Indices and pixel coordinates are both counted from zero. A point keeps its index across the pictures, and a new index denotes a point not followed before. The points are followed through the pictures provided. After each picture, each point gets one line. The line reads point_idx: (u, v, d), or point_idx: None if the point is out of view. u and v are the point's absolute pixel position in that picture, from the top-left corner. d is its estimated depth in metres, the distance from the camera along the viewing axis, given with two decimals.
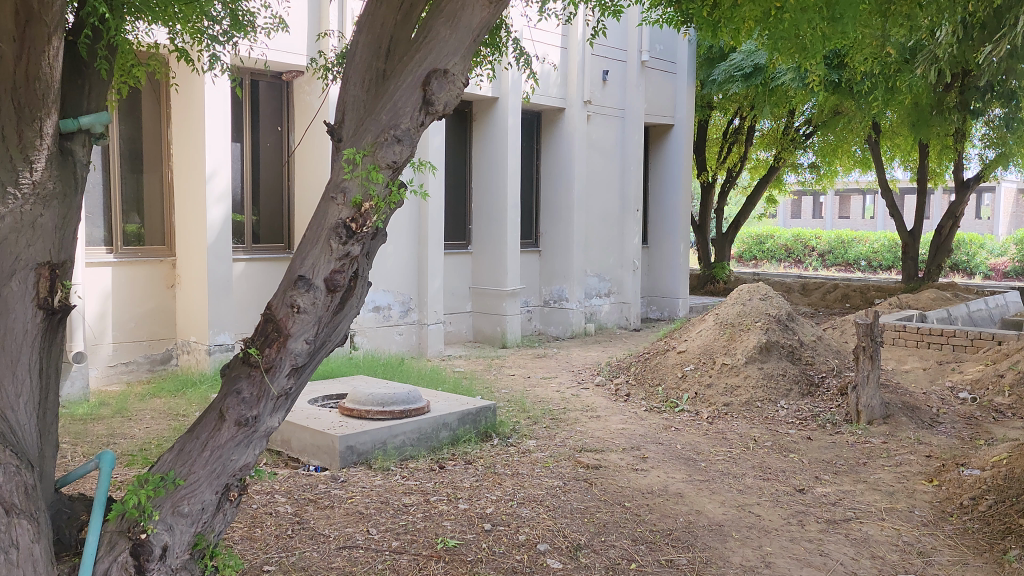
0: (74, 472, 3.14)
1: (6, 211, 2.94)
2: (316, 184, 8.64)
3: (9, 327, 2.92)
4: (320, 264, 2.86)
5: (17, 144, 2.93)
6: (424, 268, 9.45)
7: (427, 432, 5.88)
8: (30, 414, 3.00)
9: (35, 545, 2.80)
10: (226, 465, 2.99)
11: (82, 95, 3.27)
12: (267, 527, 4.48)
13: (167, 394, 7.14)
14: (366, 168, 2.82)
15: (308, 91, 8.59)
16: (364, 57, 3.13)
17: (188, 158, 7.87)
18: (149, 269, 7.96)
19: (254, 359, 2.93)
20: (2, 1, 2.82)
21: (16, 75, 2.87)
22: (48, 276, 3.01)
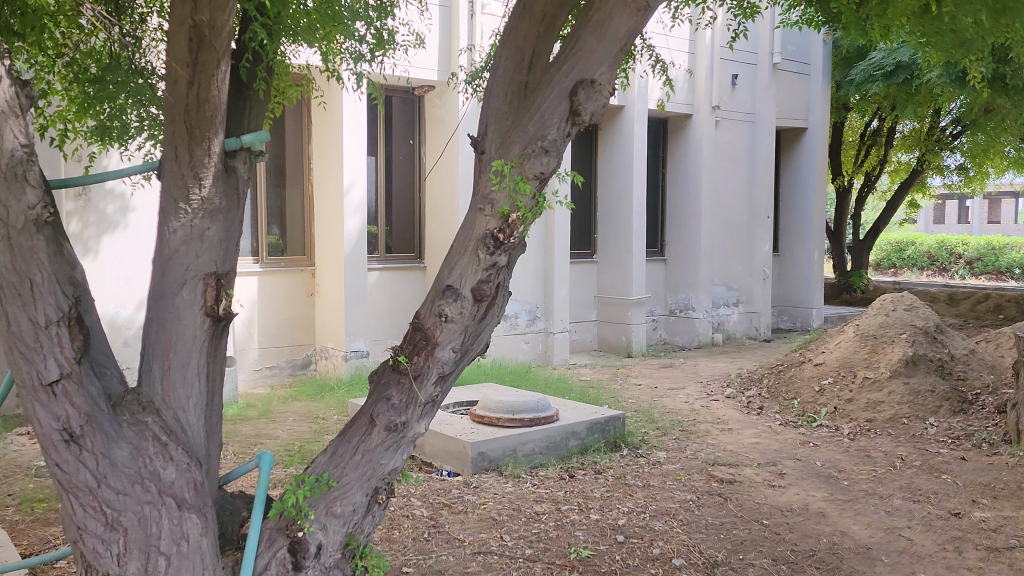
0: (236, 470, 3.30)
1: (178, 225, 3.17)
2: (445, 196, 8.83)
3: (180, 333, 3.13)
4: (468, 273, 2.92)
5: (189, 163, 3.13)
6: (549, 277, 9.49)
7: (556, 440, 5.88)
8: (198, 414, 3.19)
9: (204, 538, 3.02)
10: (376, 469, 3.09)
11: (243, 113, 3.48)
12: (405, 529, 4.60)
13: (307, 398, 7.49)
14: (513, 179, 2.85)
15: (439, 104, 8.81)
16: (506, 70, 3.16)
17: (327, 172, 8.21)
18: (290, 279, 8.37)
19: (403, 367, 3.02)
20: (178, 28, 3.00)
21: (189, 99, 3.06)
22: (215, 285, 3.19)
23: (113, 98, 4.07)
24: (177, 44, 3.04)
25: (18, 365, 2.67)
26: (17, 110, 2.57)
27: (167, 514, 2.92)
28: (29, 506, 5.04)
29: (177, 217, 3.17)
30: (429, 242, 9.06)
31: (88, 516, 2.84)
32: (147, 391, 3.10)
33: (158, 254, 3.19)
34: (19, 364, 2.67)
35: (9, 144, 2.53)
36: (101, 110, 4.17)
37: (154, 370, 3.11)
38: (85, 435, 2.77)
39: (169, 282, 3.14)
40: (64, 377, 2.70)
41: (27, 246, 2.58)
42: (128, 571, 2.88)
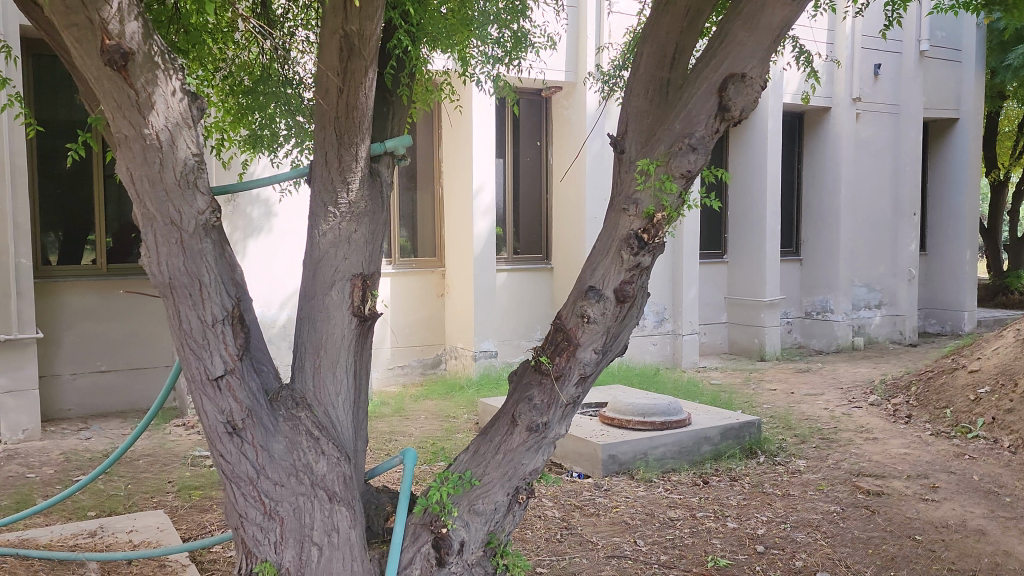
0: (381, 466, 3.38)
1: (328, 227, 3.28)
2: (572, 197, 8.82)
3: (330, 332, 3.25)
4: (611, 275, 2.91)
5: (338, 168, 3.24)
6: (678, 278, 9.32)
7: (688, 445, 5.75)
8: (347, 411, 3.30)
9: (352, 531, 3.12)
10: (517, 469, 3.11)
11: (386, 119, 3.59)
12: (537, 529, 4.61)
13: (437, 396, 7.66)
14: (659, 178, 2.81)
15: (567, 105, 8.79)
16: (648, 68, 3.10)
17: (457, 174, 8.36)
18: (422, 280, 8.58)
19: (545, 367, 3.03)
20: (329, 37, 3.12)
21: (339, 106, 3.16)
22: (361, 285, 3.29)
23: (264, 108, 4.34)
24: (329, 54, 3.15)
25: (188, 360, 2.85)
26: (191, 122, 2.67)
27: (319, 505, 3.05)
28: (186, 493, 5.37)
29: (326, 220, 3.29)
30: (557, 243, 9.08)
31: (248, 505, 2.99)
32: (300, 387, 3.24)
33: (309, 256, 3.32)
34: (189, 359, 2.85)
35: (182, 153, 2.64)
36: (253, 120, 4.40)
37: (306, 367, 3.25)
38: (246, 428, 2.93)
39: (320, 283, 3.27)
40: (229, 372, 2.86)
41: (198, 249, 2.74)
42: (284, 558, 3.02)
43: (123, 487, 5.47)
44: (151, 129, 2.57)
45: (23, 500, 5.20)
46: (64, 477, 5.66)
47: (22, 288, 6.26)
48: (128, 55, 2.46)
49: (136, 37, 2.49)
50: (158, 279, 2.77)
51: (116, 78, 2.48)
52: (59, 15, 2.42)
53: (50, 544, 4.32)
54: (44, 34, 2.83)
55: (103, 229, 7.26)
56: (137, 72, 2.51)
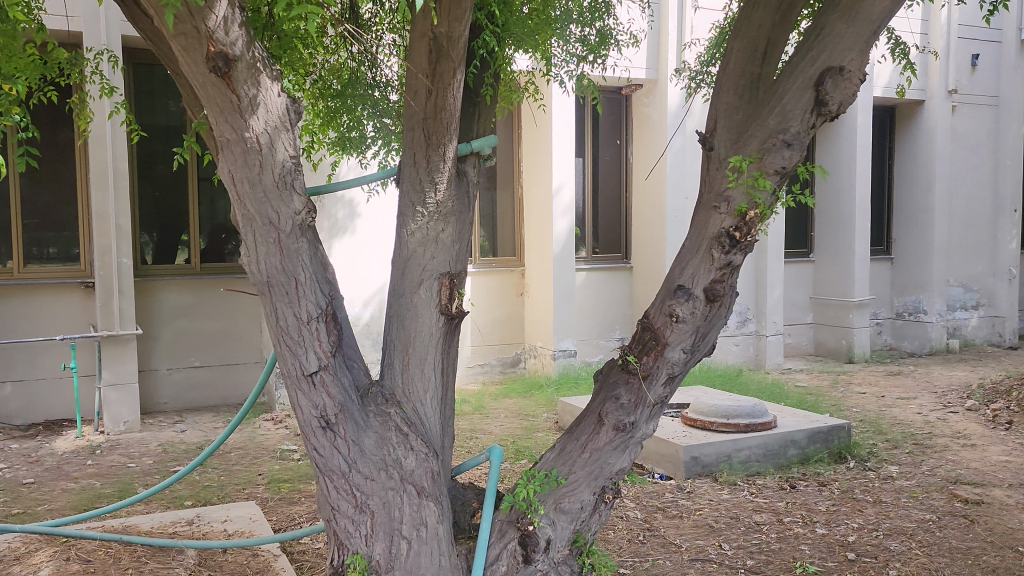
0: (467, 462, 3.41)
1: (416, 228, 3.33)
2: (652, 196, 8.73)
3: (418, 330, 3.30)
4: (700, 273, 2.89)
5: (426, 168, 3.29)
6: (761, 278, 9.13)
7: (774, 448, 5.63)
8: (435, 407, 3.35)
9: (440, 526, 3.17)
10: (604, 468, 3.11)
11: (473, 120, 3.64)
12: (619, 530, 4.58)
13: (517, 395, 7.70)
14: (751, 175, 2.78)
15: (648, 103, 8.71)
16: (738, 63, 3.04)
17: (537, 174, 8.38)
18: (501, 279, 8.64)
19: (632, 367, 3.02)
20: (420, 41, 3.17)
21: (428, 107, 3.21)
22: (448, 284, 3.34)
23: (353, 110, 4.50)
24: (418, 57, 3.21)
25: (284, 356, 2.94)
26: (288, 124, 2.75)
27: (408, 500, 3.10)
28: (276, 486, 5.54)
29: (415, 220, 3.34)
30: (636, 242, 9.01)
31: (341, 498, 3.07)
32: (389, 383, 3.30)
33: (398, 255, 3.38)
34: (286, 355, 2.94)
35: (281, 155, 2.73)
36: (341, 122, 4.55)
37: (395, 363, 3.31)
38: (339, 423, 3.00)
39: (409, 282, 3.33)
40: (322, 368, 2.94)
41: (294, 248, 2.83)
42: (375, 551, 3.08)
43: (216, 479, 5.68)
44: (252, 132, 2.66)
45: (125, 489, 5.46)
46: (162, 467, 5.92)
47: (124, 286, 6.57)
48: (231, 62, 2.56)
49: (238, 44, 2.58)
50: (256, 277, 2.86)
51: (219, 84, 2.58)
52: (167, 25, 2.53)
53: (150, 531, 4.53)
54: (151, 44, 2.97)
55: (197, 230, 7.54)
56: (239, 78, 2.60)
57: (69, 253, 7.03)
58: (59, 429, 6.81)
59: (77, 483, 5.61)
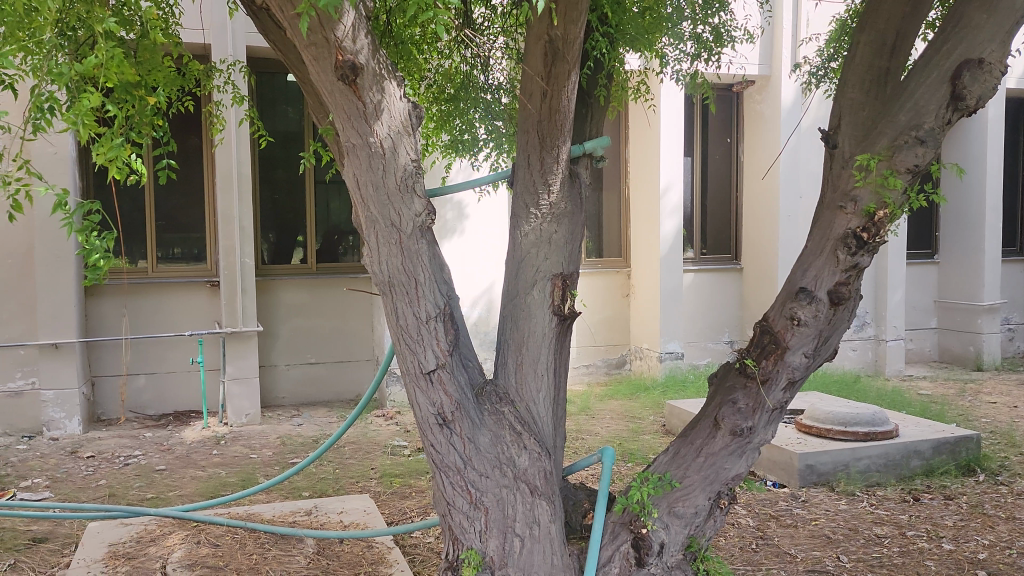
0: (579, 462, 3.42)
1: (530, 229, 3.37)
2: (764, 195, 8.51)
3: (532, 330, 3.34)
4: (824, 276, 2.81)
5: (540, 170, 3.32)
6: (881, 280, 8.74)
7: (896, 458, 5.38)
8: (547, 407, 3.38)
9: (552, 525, 3.20)
10: (720, 473, 3.06)
11: (585, 121, 3.65)
12: (731, 537, 4.49)
13: (623, 397, 7.66)
14: (881, 174, 2.70)
15: (760, 100, 8.49)
16: (864, 58, 2.95)
17: (644, 174, 8.31)
18: (608, 280, 8.61)
19: (751, 370, 2.96)
20: (534, 45, 3.22)
21: (542, 110, 3.24)
22: (561, 285, 3.35)
23: (465, 114, 4.61)
24: (534, 60, 3.25)
25: (404, 354, 3.03)
26: (410, 129, 2.83)
27: (521, 498, 3.14)
28: (388, 480, 5.70)
29: (528, 221, 3.37)
30: (747, 242, 8.79)
31: (455, 494, 3.13)
32: (503, 382, 3.34)
33: (512, 256, 3.42)
34: (405, 354, 3.02)
35: (403, 159, 2.81)
36: (454, 125, 4.66)
37: (508, 363, 3.35)
38: (455, 421, 3.07)
39: (522, 282, 3.37)
40: (440, 367, 3.01)
41: (414, 249, 2.90)
42: (489, 547, 3.12)
43: (331, 472, 5.90)
44: (376, 137, 2.76)
45: (248, 478, 5.74)
46: (281, 459, 6.19)
47: (246, 286, 6.90)
48: (358, 69, 2.65)
49: (365, 52, 2.68)
50: (379, 277, 2.96)
51: (347, 91, 2.69)
52: (299, 36, 2.65)
53: (272, 519, 4.75)
54: (280, 54, 3.13)
55: (313, 231, 7.85)
56: (365, 85, 2.69)
57: (196, 253, 7.45)
58: (188, 419, 7.23)
59: (205, 471, 5.94)
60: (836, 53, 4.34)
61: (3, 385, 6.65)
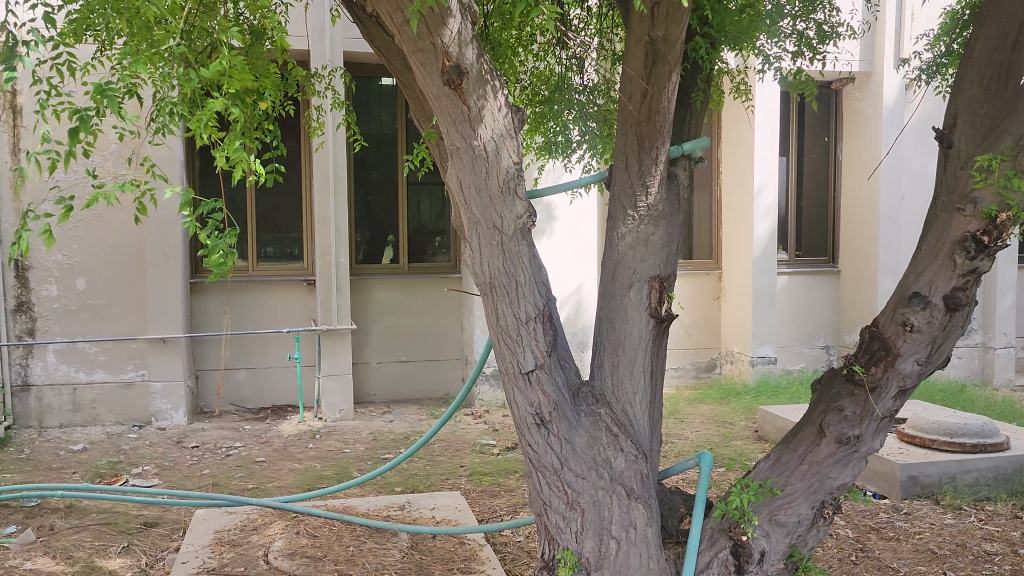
0: (675, 466, 3.38)
1: (626, 231, 3.36)
2: (863, 196, 8.24)
3: (629, 332, 3.32)
4: (939, 281, 2.73)
5: (638, 172, 3.30)
6: (989, 285, 8.35)
7: (1006, 472, 5.14)
8: (644, 409, 3.35)
9: (649, 529, 3.19)
10: (825, 482, 2.99)
11: (683, 123, 3.61)
12: (829, 548, 4.36)
13: (713, 401, 7.53)
14: (1003, 175, 2.61)
15: (860, 97, 8.22)
16: (984, 54, 2.84)
17: (737, 174, 8.15)
18: (698, 282, 8.49)
19: (859, 377, 2.89)
20: (635, 46, 3.23)
21: (641, 112, 3.23)
22: (658, 287, 3.33)
23: (559, 116, 4.58)
24: (634, 61, 3.25)
25: (503, 354, 3.06)
26: (513, 132, 2.87)
27: (618, 500, 3.13)
28: (478, 478, 5.76)
29: (625, 223, 3.36)
30: (844, 245, 8.52)
31: (552, 494, 3.14)
32: (598, 384, 3.34)
33: (609, 258, 3.42)
34: (505, 353, 3.06)
35: (505, 162, 2.84)
36: (548, 127, 4.64)
37: (604, 364, 3.34)
38: (553, 421, 3.08)
39: (619, 285, 3.36)
40: (538, 367, 3.03)
41: (515, 251, 2.94)
42: (585, 548, 3.12)
43: (422, 468, 6.01)
44: (480, 141, 2.80)
45: (342, 472, 5.90)
46: (374, 454, 6.33)
47: (341, 284, 7.10)
48: (464, 74, 2.70)
49: (470, 58, 2.72)
50: (480, 277, 3.01)
51: (452, 96, 2.74)
52: (407, 42, 2.72)
53: (367, 513, 4.87)
54: (384, 59, 3.21)
55: (405, 232, 8.01)
56: (470, 90, 2.75)
57: (294, 253, 7.71)
58: (284, 413, 7.48)
59: (301, 464, 6.13)
60: (948, 48, 4.16)
61: (116, 376, 7.04)
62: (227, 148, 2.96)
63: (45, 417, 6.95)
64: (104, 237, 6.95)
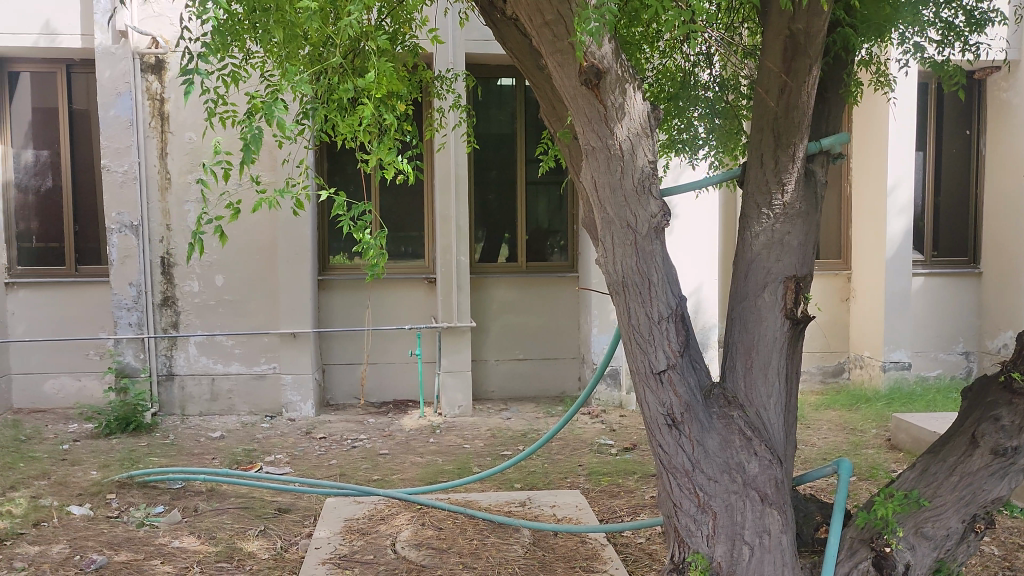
0: (812, 473, 3.27)
1: (761, 229, 3.26)
2: (1008, 193, 7.75)
3: (763, 334, 3.24)
4: None
5: (773, 168, 3.21)
6: None
7: None
8: (778, 414, 3.26)
9: (783, 536, 3.09)
10: (978, 495, 2.84)
11: (823, 118, 3.50)
12: (974, 565, 4.12)
13: (841, 407, 7.24)
14: None
15: (1006, 87, 7.74)
16: None
17: (868, 170, 7.83)
18: (824, 283, 8.22)
19: (1018, 385, 2.90)
20: (773, 40, 3.16)
21: (778, 108, 3.17)
22: (794, 288, 3.23)
23: (685, 113, 4.52)
24: (773, 56, 3.19)
25: (635, 353, 3.05)
26: (649, 131, 2.86)
27: (751, 505, 3.06)
28: (597, 478, 5.76)
29: (759, 222, 3.27)
30: (986, 244, 8.03)
31: (683, 496, 3.10)
32: (731, 387, 3.27)
33: (742, 258, 3.34)
34: (636, 354, 3.05)
35: (641, 161, 2.84)
36: (673, 124, 4.58)
37: (737, 366, 3.27)
38: (685, 422, 3.05)
39: (753, 285, 3.28)
40: (670, 367, 3.01)
41: (649, 250, 2.92)
42: (716, 552, 3.06)
43: (542, 466, 6.06)
44: (616, 140, 2.81)
45: (463, 467, 6.01)
46: (493, 450, 6.43)
47: (462, 283, 7.24)
48: (601, 74, 2.72)
49: (609, 58, 2.73)
50: (612, 277, 3.01)
51: (590, 95, 2.77)
52: (546, 43, 2.76)
53: (490, 508, 4.95)
54: (516, 61, 3.27)
55: (523, 231, 8.09)
56: (608, 89, 2.76)
57: (416, 250, 7.91)
58: (405, 408, 7.70)
59: (423, 458, 6.29)
60: None
61: (250, 368, 7.43)
62: (382, 151, 3.42)
63: (187, 405, 7.40)
64: (240, 236, 7.33)
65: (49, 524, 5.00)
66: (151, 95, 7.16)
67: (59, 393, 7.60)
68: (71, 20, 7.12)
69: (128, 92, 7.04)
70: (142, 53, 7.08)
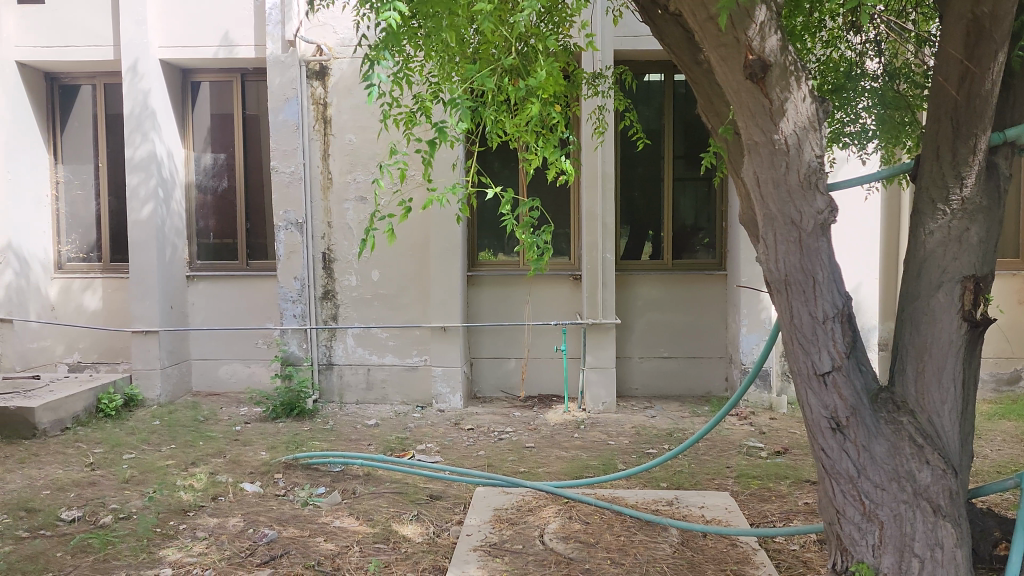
0: (991, 486, 3.06)
1: (935, 227, 3.09)
2: None
3: (937, 334, 3.06)
4: None
5: (951, 161, 3.03)
6: None
7: None
8: (954, 422, 3.07)
9: (958, 551, 2.90)
10: None
11: (1007, 108, 3.28)
12: None
13: (1018, 418, 6.70)
14: None
15: None
16: None
17: None
18: (1000, 284, 7.66)
19: None
20: (954, 26, 2.99)
21: (958, 97, 2.98)
22: (973, 288, 3.02)
23: (851, 104, 4.32)
24: (953, 42, 3.01)
25: (797, 353, 2.98)
26: (816, 124, 2.77)
27: (922, 516, 2.89)
28: (746, 481, 5.62)
29: (934, 218, 3.10)
30: None
31: (847, 503, 2.98)
32: (901, 392, 3.12)
33: (914, 256, 3.17)
34: (798, 353, 2.97)
35: (807, 156, 2.76)
36: (836, 117, 4.40)
37: (908, 370, 3.12)
38: (850, 426, 2.94)
39: (927, 284, 3.10)
40: (835, 369, 2.91)
41: (814, 248, 2.83)
42: (883, 564, 2.90)
43: (688, 466, 5.98)
44: (781, 135, 2.75)
45: (608, 463, 6.02)
46: (638, 448, 6.40)
47: (606, 278, 7.24)
48: (767, 67, 2.66)
49: (774, 51, 2.66)
50: (775, 275, 2.94)
51: (754, 89, 2.70)
52: (710, 37, 2.72)
53: (636, 505, 4.94)
54: (673, 56, 3.25)
55: (668, 228, 7.99)
56: (773, 82, 2.68)
57: (561, 248, 8.00)
58: (550, 403, 7.80)
59: (569, 452, 6.36)
60: None
61: (403, 360, 7.76)
62: (546, 150, 3.52)
63: (345, 394, 7.83)
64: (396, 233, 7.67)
65: (226, 498, 5.44)
66: (316, 100, 7.60)
67: (232, 377, 8.22)
68: (246, 32, 7.68)
69: (295, 98, 7.51)
70: (307, 61, 7.53)
